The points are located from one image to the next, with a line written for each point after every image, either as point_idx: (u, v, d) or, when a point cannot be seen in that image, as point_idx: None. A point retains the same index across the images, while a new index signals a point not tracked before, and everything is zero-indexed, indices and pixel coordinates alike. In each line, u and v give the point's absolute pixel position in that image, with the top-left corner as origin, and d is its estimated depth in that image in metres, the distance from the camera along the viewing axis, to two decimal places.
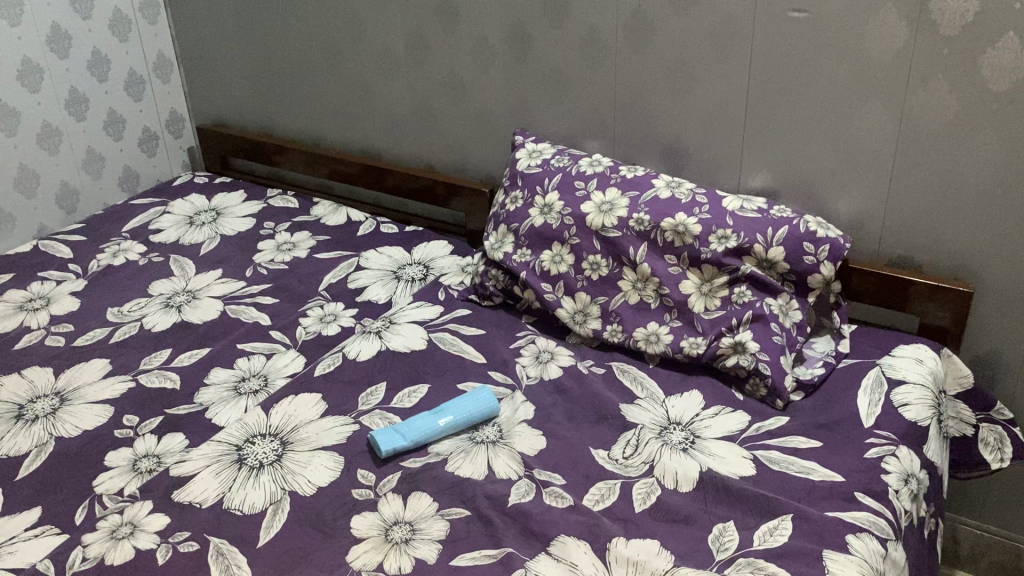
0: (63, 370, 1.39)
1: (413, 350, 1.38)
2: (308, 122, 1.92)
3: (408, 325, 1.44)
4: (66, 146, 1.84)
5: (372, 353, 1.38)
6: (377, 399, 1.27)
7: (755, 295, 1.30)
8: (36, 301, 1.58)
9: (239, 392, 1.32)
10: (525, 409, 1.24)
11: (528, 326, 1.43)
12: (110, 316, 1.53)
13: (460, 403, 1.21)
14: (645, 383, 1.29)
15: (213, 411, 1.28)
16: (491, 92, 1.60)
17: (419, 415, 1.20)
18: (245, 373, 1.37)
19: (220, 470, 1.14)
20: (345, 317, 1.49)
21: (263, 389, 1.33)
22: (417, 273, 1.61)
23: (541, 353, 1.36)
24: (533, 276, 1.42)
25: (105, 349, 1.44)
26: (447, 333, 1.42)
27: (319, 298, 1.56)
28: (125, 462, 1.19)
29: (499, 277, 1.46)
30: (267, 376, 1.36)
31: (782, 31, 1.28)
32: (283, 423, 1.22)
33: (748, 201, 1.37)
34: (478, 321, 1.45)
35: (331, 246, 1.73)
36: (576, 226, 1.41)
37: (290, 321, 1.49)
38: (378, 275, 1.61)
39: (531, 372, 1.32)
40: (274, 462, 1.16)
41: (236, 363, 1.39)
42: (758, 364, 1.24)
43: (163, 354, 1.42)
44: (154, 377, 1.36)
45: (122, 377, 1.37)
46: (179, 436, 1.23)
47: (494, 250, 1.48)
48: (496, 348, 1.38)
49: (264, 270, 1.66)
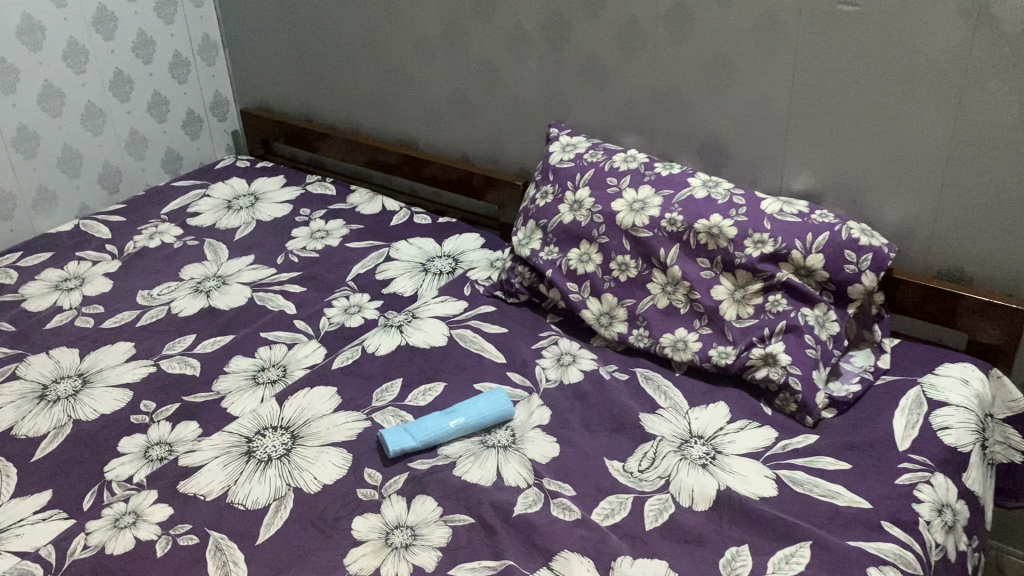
0: (89, 352, 1.40)
1: (433, 347, 1.35)
2: (347, 108, 1.90)
3: (430, 319, 1.41)
4: (110, 127, 1.86)
5: (391, 347, 1.35)
6: (392, 395, 1.24)
7: (790, 303, 1.23)
8: (71, 281, 1.60)
9: (257, 381, 1.31)
10: (541, 414, 1.20)
11: (552, 326, 1.39)
12: (139, 299, 1.54)
13: (473, 405, 1.18)
14: (669, 391, 1.23)
15: (229, 401, 1.27)
16: (527, 82, 1.56)
17: (431, 416, 1.18)
18: (265, 362, 1.36)
19: (228, 461, 1.13)
20: (369, 309, 1.47)
21: (281, 379, 1.31)
22: (445, 267, 1.58)
23: (563, 356, 1.31)
24: (560, 275, 1.38)
25: (131, 332, 1.45)
26: (469, 330, 1.38)
27: (345, 288, 1.54)
28: (138, 449, 1.19)
29: (526, 274, 1.42)
30: (287, 366, 1.34)
31: (830, 24, 1.20)
32: (295, 416, 1.21)
33: (788, 204, 1.30)
34: (502, 318, 1.41)
35: (363, 235, 1.71)
36: (606, 225, 1.35)
37: (314, 311, 1.47)
38: (407, 267, 1.59)
39: (551, 375, 1.28)
40: (283, 456, 1.14)
41: (257, 351, 1.38)
42: (789, 378, 1.17)
43: (187, 339, 1.43)
44: (176, 363, 1.36)
45: (145, 361, 1.37)
46: (192, 424, 1.23)
47: (522, 246, 1.44)
48: (517, 348, 1.34)
49: (295, 257, 1.65)
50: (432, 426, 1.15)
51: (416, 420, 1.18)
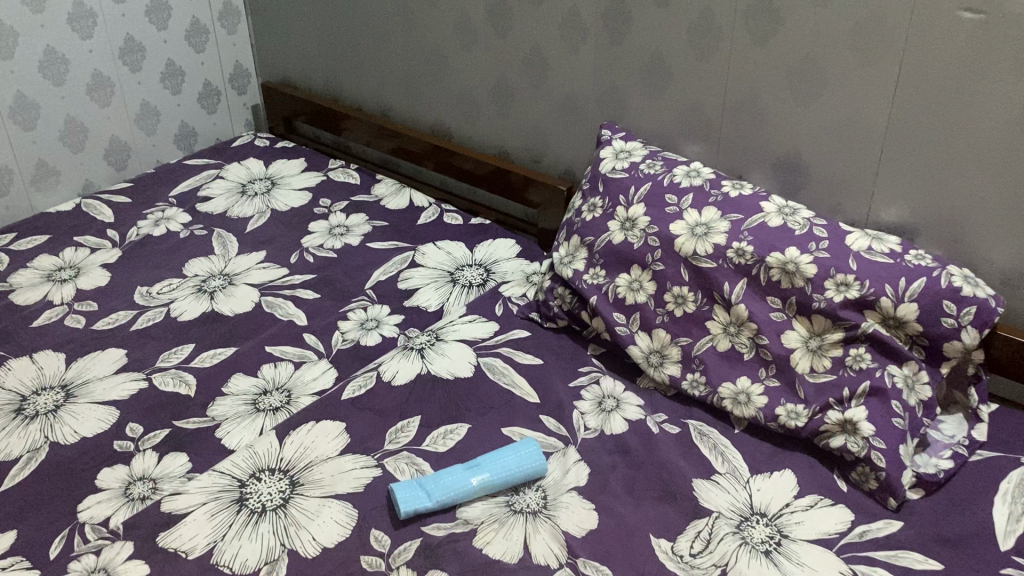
0: (76, 359, 1.26)
1: (458, 378, 1.18)
2: (377, 89, 1.73)
3: (456, 343, 1.25)
4: (118, 98, 1.70)
5: (410, 375, 1.19)
6: (407, 437, 1.09)
7: (875, 360, 1.06)
8: (65, 272, 1.46)
9: (257, 408, 1.17)
10: (577, 472, 1.04)
11: (593, 360, 1.22)
12: (137, 297, 1.40)
13: (499, 459, 1.03)
14: (726, 453, 1.07)
15: (225, 431, 1.13)
16: (579, 76, 1.38)
17: (450, 469, 1.02)
18: (268, 384, 1.21)
19: (216, 510, 0.99)
20: (388, 325, 1.31)
21: (285, 407, 1.17)
22: (476, 278, 1.41)
23: (605, 399, 1.15)
24: (605, 304, 1.21)
25: (124, 337, 1.31)
26: (499, 359, 1.22)
27: (363, 297, 1.38)
28: (118, 484, 1.05)
29: (566, 297, 1.26)
30: (292, 391, 1.20)
31: (946, 35, 1.01)
32: (297, 457, 1.06)
33: (877, 239, 1.12)
34: (537, 346, 1.25)
35: (386, 234, 1.54)
36: (662, 249, 1.18)
37: (327, 324, 1.32)
38: (432, 276, 1.42)
39: (591, 423, 1.12)
40: (279, 508, 0.99)
41: (260, 370, 1.24)
42: (871, 452, 1.00)
43: (185, 350, 1.28)
44: (169, 379, 1.22)
45: (136, 374, 1.23)
46: (181, 457, 1.08)
47: (563, 265, 1.27)
48: (552, 385, 1.17)
49: (310, 256, 1.49)
50: (451, 484, 1.00)
51: (433, 474, 1.02)
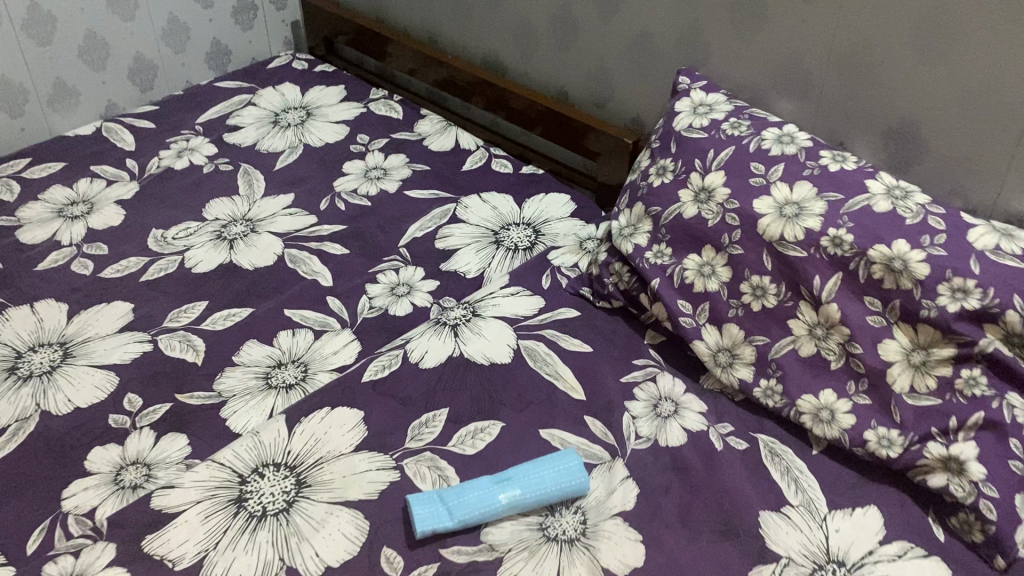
0: (78, 312, 1.15)
1: (494, 364, 1.04)
2: (425, 13, 1.55)
3: (494, 320, 1.10)
4: (143, 12, 1.54)
5: (439, 357, 1.05)
6: (432, 434, 0.96)
7: (992, 387, 0.86)
8: (77, 207, 1.34)
9: (269, 384, 1.04)
10: (623, 493, 0.90)
11: (651, 351, 1.07)
12: (150, 242, 1.27)
13: (534, 474, 0.89)
14: (800, 481, 0.91)
15: (231, 410, 1.01)
16: (656, 12, 1.18)
17: (476, 481, 0.88)
18: (283, 356, 1.08)
19: (211, 512, 0.87)
20: (421, 292, 1.17)
21: (299, 385, 1.04)
22: (523, 240, 1.26)
23: (661, 403, 1.00)
24: (669, 288, 1.05)
25: (132, 289, 1.19)
26: (542, 343, 1.07)
27: (396, 256, 1.23)
28: (109, 468, 0.94)
29: (624, 275, 1.09)
30: (308, 365, 1.07)
31: None
32: (305, 452, 0.93)
33: (1009, 236, 0.90)
34: (586, 330, 1.09)
35: (427, 181, 1.38)
36: (742, 231, 1.00)
37: (354, 287, 1.18)
38: (475, 234, 1.27)
39: (644, 430, 0.97)
40: (281, 514, 0.88)
41: (275, 337, 1.11)
42: (979, 500, 0.83)
43: (196, 309, 1.15)
44: (176, 343, 1.10)
45: (141, 335, 1.11)
46: (180, 440, 0.97)
47: (622, 238, 1.11)
48: (602, 380, 1.02)
49: (342, 203, 1.34)
50: (477, 501, 0.86)
51: (456, 485, 0.89)
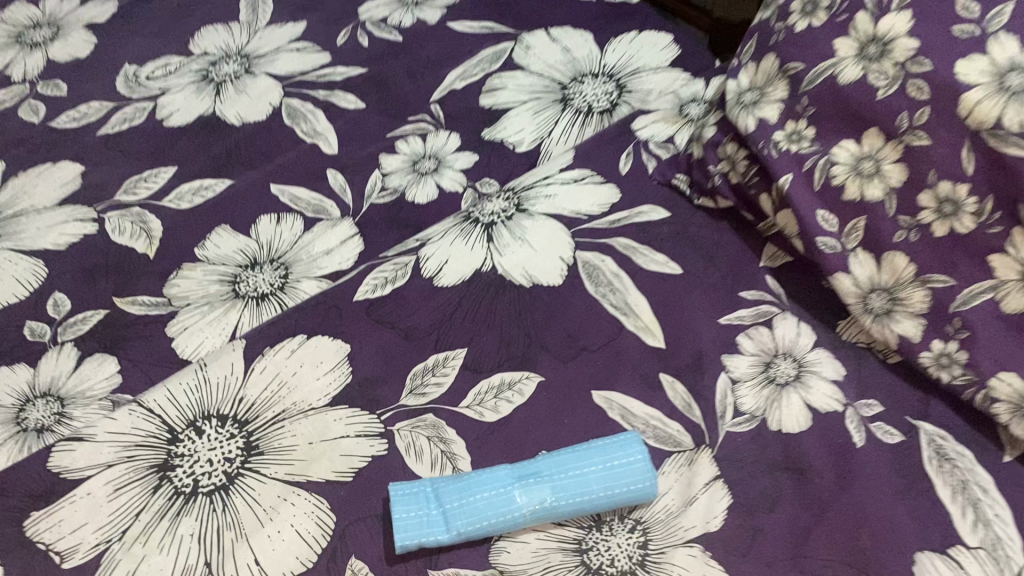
0: (16, 174, 0.89)
1: (536, 287, 0.74)
2: None
3: (546, 220, 0.78)
4: None
5: (463, 271, 0.75)
6: (440, 388, 0.69)
7: None
8: (40, 31, 1.06)
9: (235, 291, 0.77)
10: (706, 506, 0.62)
11: (767, 275, 0.74)
12: (118, 82, 0.98)
13: (572, 470, 0.61)
14: (983, 507, 0.59)
15: (180, 327, 0.75)
16: None
17: (489, 475, 0.62)
18: (258, 252, 0.80)
19: (123, 482, 0.63)
20: (452, 170, 0.86)
21: (274, 296, 0.76)
22: (601, 98, 0.91)
23: (775, 362, 0.68)
24: (804, 190, 0.70)
25: (85, 145, 0.92)
26: (609, 258, 0.75)
27: (426, 115, 0.92)
28: (11, 402, 0.71)
29: (738, 163, 0.75)
30: (290, 266, 0.79)
31: None
32: (263, 403, 0.67)
33: None
34: (676, 240, 0.77)
35: (480, 9, 1.03)
36: (933, 110, 0.61)
37: (364, 157, 0.87)
38: (535, 88, 0.93)
39: (748, 402, 0.66)
40: (215, 495, 0.63)
41: (253, 224, 0.83)
42: None
43: (161, 178, 0.88)
44: (127, 224, 0.83)
45: (84, 211, 0.85)
46: (110, 366, 0.73)
47: (740, 108, 0.74)
48: (690, 321, 0.71)
49: (365, 37, 1.01)
50: (482, 506, 0.60)
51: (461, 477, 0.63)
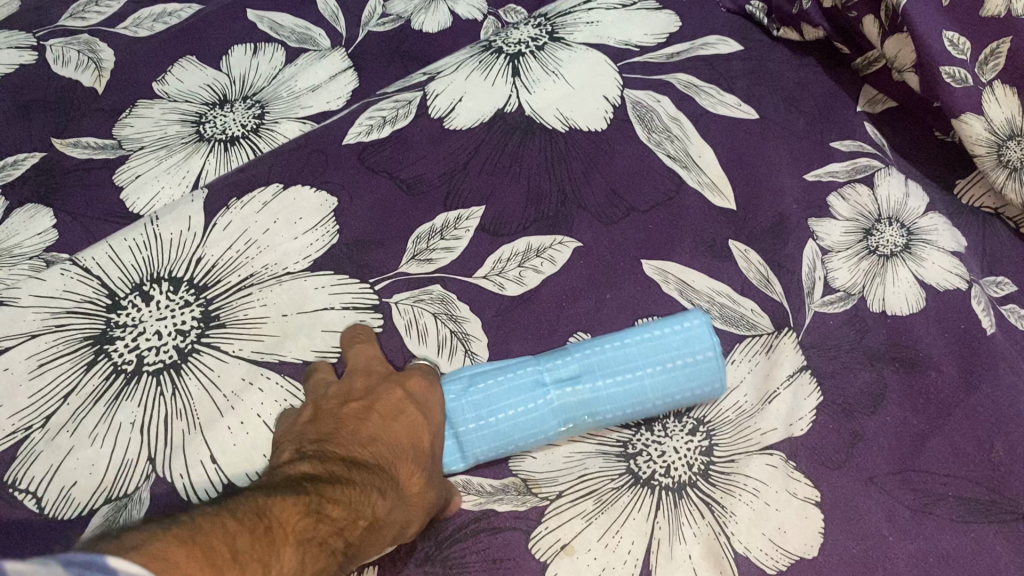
0: None
1: (573, 132, 0.59)
2: None
3: (584, 50, 0.62)
4: None
5: (482, 111, 0.60)
6: (451, 253, 0.55)
7: None
8: None
9: (199, 133, 0.62)
10: (787, 405, 0.48)
11: (865, 124, 0.59)
12: None
13: (624, 379, 0.47)
14: None
15: (131, 174, 0.61)
16: None
17: (506, 382, 0.48)
18: (229, 88, 0.65)
19: (50, 357, 0.50)
20: None
21: (247, 139, 0.62)
22: None
23: (877, 229, 0.54)
24: (928, 4, 0.53)
25: None
26: (666, 98, 0.60)
27: None
28: None
29: None
30: (268, 104, 0.64)
31: None
32: (227, 264, 0.54)
33: None
34: (750, 77, 0.61)
35: None
36: None
37: None
38: None
39: (842, 277, 0.52)
40: (163, 374, 0.50)
41: (225, 55, 0.67)
42: None
43: (117, 1, 0.72)
44: (73, 52, 0.68)
45: (21, 37, 0.69)
46: (44, 218, 0.58)
47: None
48: (768, 176, 0.56)
49: None
50: (508, 430, 0.47)
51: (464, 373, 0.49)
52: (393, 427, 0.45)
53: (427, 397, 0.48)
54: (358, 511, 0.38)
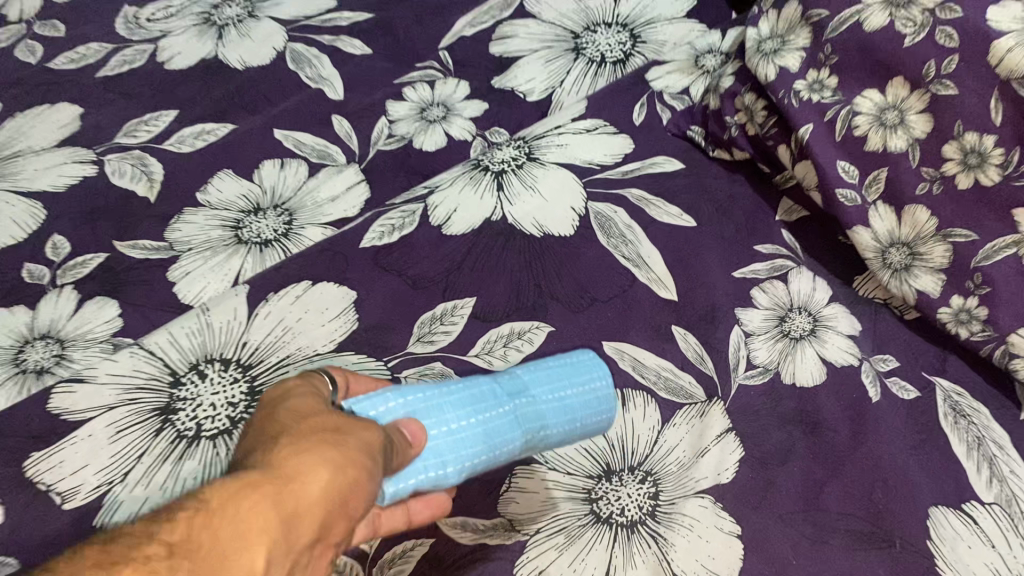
0: (14, 114, 0.87)
1: (547, 237, 0.72)
2: None
3: (556, 168, 0.76)
4: None
5: (473, 219, 0.73)
6: (448, 336, 0.68)
7: None
8: None
9: (240, 236, 0.75)
10: (718, 458, 0.61)
11: (782, 230, 0.73)
12: (117, 23, 0.96)
13: (553, 386, 0.60)
14: (998, 464, 0.59)
15: (182, 271, 0.73)
16: None
17: (458, 392, 0.55)
18: (261, 197, 0.78)
19: (125, 424, 0.62)
20: (461, 117, 0.84)
21: (279, 242, 0.75)
22: (614, 49, 0.89)
23: (790, 316, 0.67)
24: (825, 140, 0.68)
25: (83, 87, 0.89)
26: (621, 209, 0.74)
27: (433, 63, 0.89)
28: (7, 343, 0.69)
29: (757, 114, 0.73)
30: (296, 212, 0.77)
31: None
32: (267, 347, 0.66)
33: None
34: (689, 192, 0.75)
35: None
36: (961, 57, 0.58)
37: (370, 103, 0.85)
38: (546, 36, 0.90)
39: (762, 356, 0.65)
40: (218, 438, 0.62)
41: (256, 169, 0.80)
42: None
43: (162, 121, 0.86)
44: (127, 167, 0.81)
45: (83, 154, 0.83)
46: (110, 309, 0.71)
47: (759, 57, 0.72)
48: (703, 273, 0.70)
49: None
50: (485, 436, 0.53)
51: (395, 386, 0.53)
52: (270, 424, 0.44)
53: (287, 382, 0.49)
54: (174, 512, 0.37)
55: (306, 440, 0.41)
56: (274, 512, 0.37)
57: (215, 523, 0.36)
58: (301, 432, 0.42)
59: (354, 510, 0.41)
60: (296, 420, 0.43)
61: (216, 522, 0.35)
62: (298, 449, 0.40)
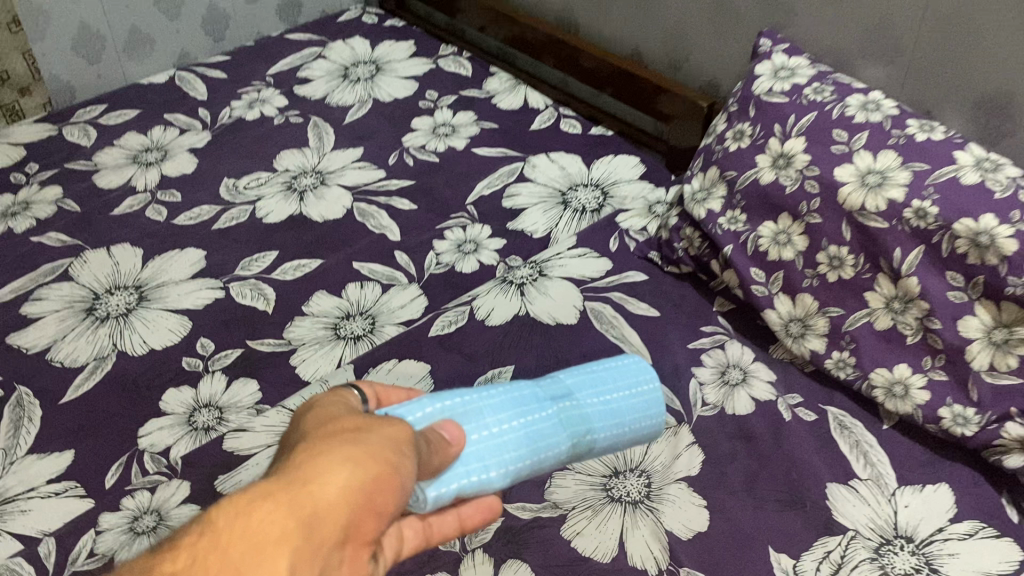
0: (153, 257, 1.17)
1: (560, 325, 1.04)
2: None
3: (561, 281, 1.09)
4: None
5: (506, 316, 1.05)
6: None
7: None
8: (152, 153, 1.37)
9: (338, 335, 1.05)
10: (688, 460, 0.90)
11: (720, 318, 1.05)
12: (221, 190, 1.29)
13: (598, 394, 0.80)
14: (869, 455, 0.90)
15: (301, 358, 1.02)
16: None
17: (502, 405, 0.71)
18: (350, 308, 1.09)
19: None
20: (488, 250, 1.17)
21: (367, 336, 1.05)
22: (591, 201, 1.24)
23: (729, 371, 0.99)
24: (741, 255, 1.02)
25: (204, 236, 1.21)
26: (609, 307, 1.06)
27: (463, 214, 1.23)
28: (181, 410, 0.96)
29: (695, 241, 1.07)
30: (377, 317, 1.07)
31: None
32: None
33: None
34: (654, 295, 1.08)
35: (496, 138, 1.36)
36: (822, 199, 0.94)
37: (421, 242, 1.18)
38: (542, 194, 1.25)
39: (712, 397, 0.96)
40: None
41: (343, 289, 1.11)
42: None
43: (267, 258, 1.17)
44: (247, 291, 1.12)
45: (213, 283, 1.13)
46: (251, 385, 0.99)
47: (695, 202, 1.08)
48: (668, 345, 1.02)
49: (410, 159, 1.33)
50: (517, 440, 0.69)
51: (432, 399, 0.69)
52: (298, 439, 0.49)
53: (321, 404, 0.55)
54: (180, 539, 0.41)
55: (318, 453, 0.46)
56: (288, 521, 0.41)
57: (224, 544, 0.40)
58: (322, 441, 0.47)
59: (380, 508, 0.46)
60: (322, 432, 0.49)
61: (227, 536, 0.40)
62: (312, 461, 0.45)
